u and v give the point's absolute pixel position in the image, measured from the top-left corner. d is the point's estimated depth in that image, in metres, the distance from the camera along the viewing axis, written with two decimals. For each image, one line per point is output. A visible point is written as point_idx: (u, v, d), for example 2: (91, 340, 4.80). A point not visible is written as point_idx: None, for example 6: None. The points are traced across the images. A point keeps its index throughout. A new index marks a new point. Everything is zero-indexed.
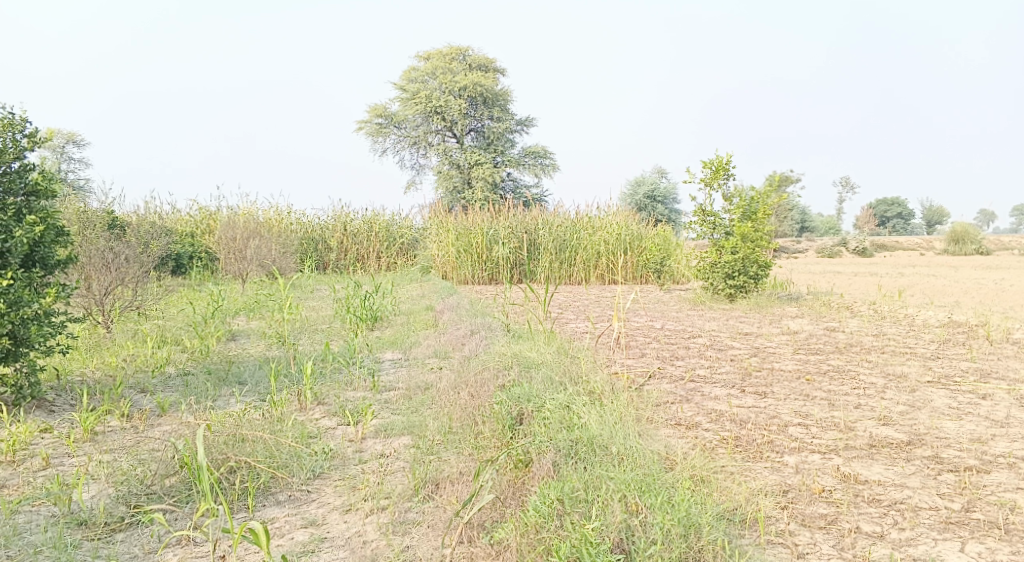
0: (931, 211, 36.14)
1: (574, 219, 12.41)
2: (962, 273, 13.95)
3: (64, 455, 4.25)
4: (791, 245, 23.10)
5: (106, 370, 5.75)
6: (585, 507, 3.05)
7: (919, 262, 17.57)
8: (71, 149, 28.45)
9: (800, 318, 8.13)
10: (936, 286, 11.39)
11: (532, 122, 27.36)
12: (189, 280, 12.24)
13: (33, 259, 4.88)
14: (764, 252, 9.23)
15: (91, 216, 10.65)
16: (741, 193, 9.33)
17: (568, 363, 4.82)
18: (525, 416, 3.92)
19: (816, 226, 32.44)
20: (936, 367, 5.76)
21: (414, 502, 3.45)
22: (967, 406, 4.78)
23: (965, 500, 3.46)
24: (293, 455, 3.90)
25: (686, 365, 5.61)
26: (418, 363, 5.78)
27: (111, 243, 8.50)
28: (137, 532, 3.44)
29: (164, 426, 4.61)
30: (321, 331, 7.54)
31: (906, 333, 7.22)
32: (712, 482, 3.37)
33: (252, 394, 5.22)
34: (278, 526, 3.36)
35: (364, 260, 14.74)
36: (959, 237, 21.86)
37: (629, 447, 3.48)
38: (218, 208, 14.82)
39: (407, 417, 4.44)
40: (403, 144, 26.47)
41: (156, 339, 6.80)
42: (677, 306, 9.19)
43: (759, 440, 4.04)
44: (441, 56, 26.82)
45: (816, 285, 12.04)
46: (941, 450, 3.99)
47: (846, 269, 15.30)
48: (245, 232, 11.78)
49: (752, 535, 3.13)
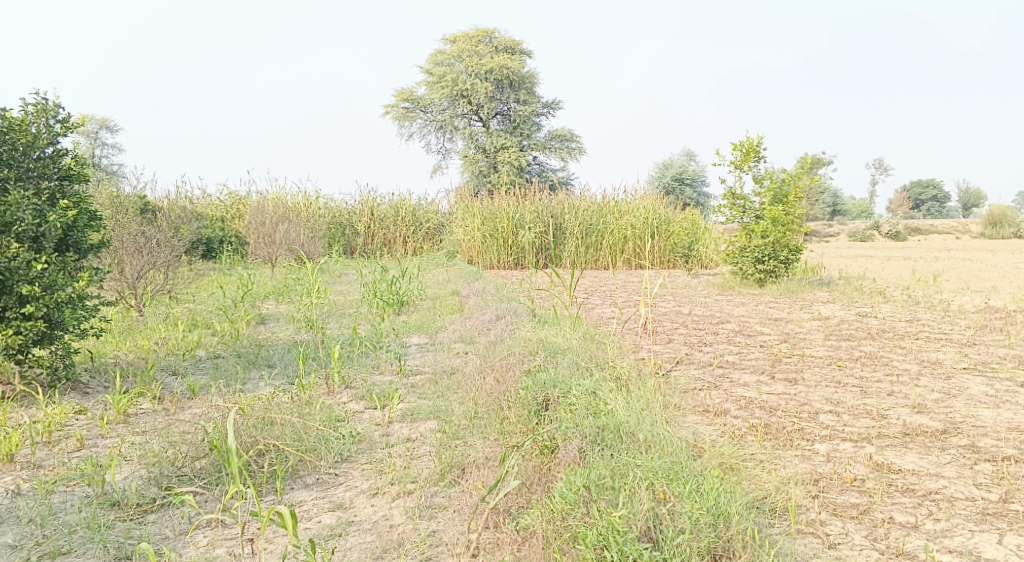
0: (967, 194, 35.43)
1: (601, 203, 12.34)
2: (1000, 256, 13.68)
3: (97, 436, 4.31)
4: (822, 229, 22.78)
5: (138, 352, 5.83)
6: (612, 494, 3.02)
7: (953, 246, 17.27)
8: (102, 134, 28.75)
9: (831, 303, 8.02)
10: (971, 271, 11.17)
11: (560, 105, 27.19)
12: (219, 264, 12.38)
13: (66, 243, 4.94)
14: (795, 236, 9.10)
15: (124, 201, 10.78)
16: (772, 175, 9.19)
17: (594, 348, 4.80)
18: (550, 402, 3.87)
19: (848, 209, 31.97)
20: (971, 354, 5.64)
21: (440, 486, 3.45)
22: (1004, 393, 4.68)
23: (1003, 491, 3.39)
24: (320, 438, 3.92)
25: (715, 351, 5.55)
26: (444, 347, 5.79)
27: (143, 227, 8.60)
28: (168, 513, 3.48)
29: (195, 408, 4.66)
30: (349, 315, 7.59)
31: (940, 319, 7.09)
32: (741, 471, 3.33)
33: (281, 378, 5.26)
34: (306, 510, 3.38)
35: (391, 245, 14.79)
36: (995, 221, 21.44)
37: (657, 434, 3.44)
38: (248, 193, 14.95)
39: (433, 401, 4.45)
40: (430, 128, 26.44)
41: (186, 322, 6.88)
42: (706, 291, 9.09)
43: (789, 428, 3.99)
44: (468, 39, 26.70)
45: (847, 269, 11.87)
46: (977, 439, 3.91)
47: (878, 254, 15.03)
48: (273, 216, 11.85)
49: (783, 524, 3.08)
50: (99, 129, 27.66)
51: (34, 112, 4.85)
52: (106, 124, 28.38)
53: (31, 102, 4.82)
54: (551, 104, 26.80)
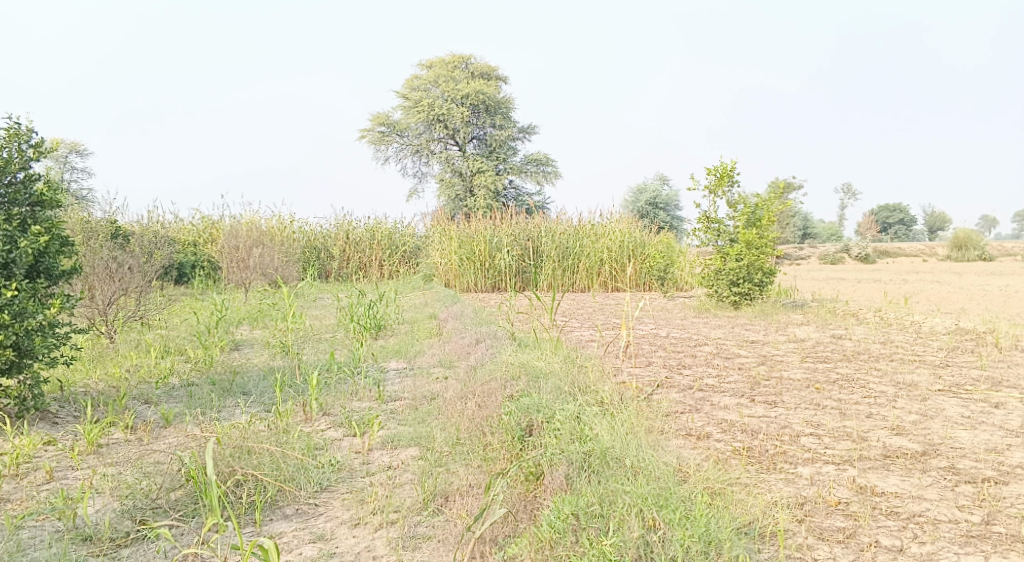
0: (933, 217, 36.07)
1: (577, 227, 12.38)
2: (967, 279, 13.89)
3: (68, 468, 4.20)
4: (793, 252, 23.05)
5: (110, 381, 5.71)
6: (601, 522, 3.00)
7: (921, 268, 17.55)
8: (72, 157, 28.34)
9: (806, 325, 8.08)
10: (941, 293, 11.33)
11: (534, 130, 27.34)
12: (191, 289, 12.22)
13: (38, 270, 4.84)
14: (769, 259, 9.18)
15: (95, 226, 10.64)
16: (745, 199, 9.29)
17: (575, 372, 4.78)
18: (535, 427, 3.85)
19: (818, 232, 32.40)
20: (945, 375, 5.70)
21: (423, 516, 3.40)
22: (980, 415, 4.73)
23: (985, 513, 3.40)
24: (299, 467, 3.84)
25: (694, 374, 5.55)
26: (423, 372, 5.74)
27: (115, 253, 8.47)
28: (142, 548, 3.39)
29: (169, 438, 4.56)
30: (326, 340, 7.50)
31: (913, 341, 7.17)
32: (727, 495, 3.32)
33: (257, 405, 5.17)
34: (286, 541, 3.31)
35: (366, 269, 14.71)
36: (961, 243, 21.83)
37: (642, 459, 3.43)
38: (221, 217, 14.81)
39: (414, 428, 4.40)
40: (405, 152, 26.45)
41: (159, 349, 6.76)
42: (682, 314, 9.13)
43: (772, 451, 3.98)
44: (443, 64, 26.85)
45: (820, 291, 12.00)
46: (957, 460, 3.93)
47: (849, 276, 15.22)
48: (247, 241, 11.73)
49: (770, 549, 3.07)
50: (69, 151, 27.34)
51: (6, 137, 4.77)
52: (76, 147, 28.00)
53: (3, 127, 4.74)
54: (525, 128, 26.96)
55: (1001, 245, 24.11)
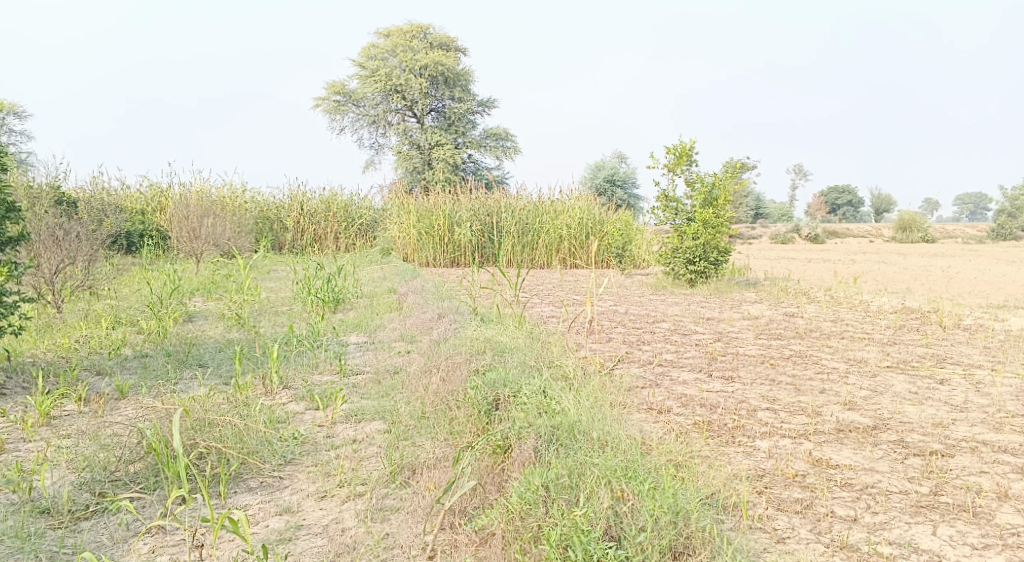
0: (880, 199, 36.88)
1: (536, 202, 12.39)
2: (912, 260, 14.29)
3: (20, 439, 4.11)
4: (746, 231, 23.41)
5: (59, 352, 5.58)
6: (570, 493, 3.06)
7: (868, 249, 18.01)
8: (9, 121, 27.12)
9: (759, 303, 8.26)
10: (887, 273, 11.66)
11: (493, 103, 27.21)
12: (140, 259, 11.94)
13: None
14: (725, 238, 9.31)
15: (39, 192, 10.28)
16: (703, 179, 9.37)
17: (539, 347, 4.81)
18: (501, 401, 3.88)
19: (769, 213, 32.99)
20: (892, 352, 5.88)
21: (391, 488, 3.41)
22: (926, 390, 4.89)
23: (934, 484, 3.54)
24: (262, 440, 3.82)
25: (653, 349, 5.64)
26: (384, 346, 5.73)
27: (61, 220, 8.22)
28: (103, 520, 3.34)
29: (125, 410, 4.49)
30: (283, 313, 7.42)
31: (863, 320, 7.35)
32: (690, 467, 3.40)
33: (215, 378, 5.11)
34: (252, 514, 3.29)
35: (321, 241, 14.54)
36: (906, 225, 22.44)
37: (609, 433, 3.48)
38: (170, 185, 14.45)
39: (377, 401, 4.39)
40: (362, 123, 26.06)
41: (110, 319, 6.60)
42: (640, 291, 9.23)
43: (731, 425, 4.08)
44: (401, 34, 26.49)
45: (772, 270, 12.21)
46: (906, 434, 4.07)
47: (800, 255, 15.52)
48: (199, 209, 11.45)
49: (733, 520, 3.17)
50: (5, 112, 26.51)
51: None
52: (14, 109, 26.90)
53: None
54: (485, 102, 26.80)
55: (943, 227, 24.80)
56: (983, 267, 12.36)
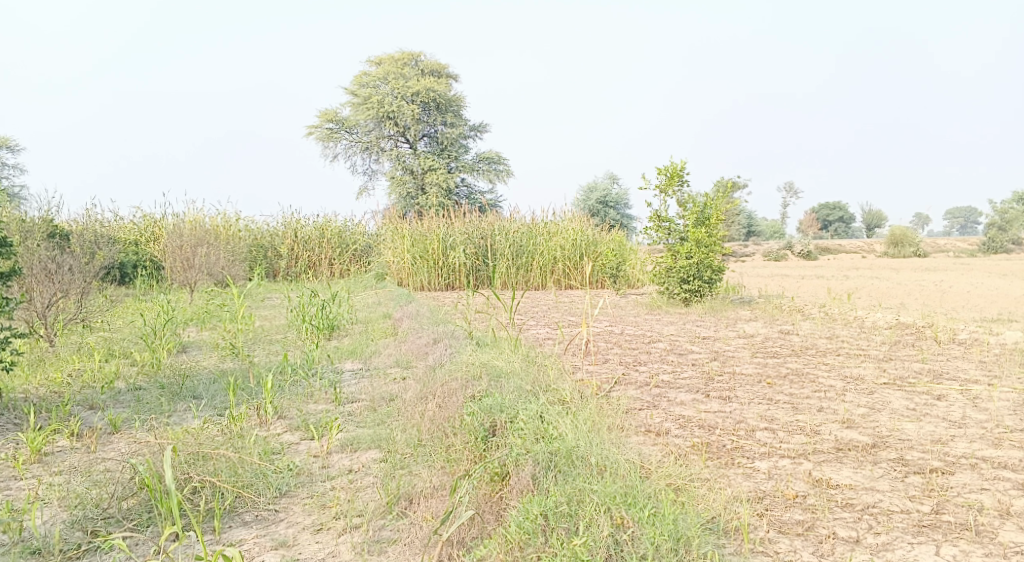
0: (871, 215, 37.05)
1: (529, 225, 12.40)
2: (905, 274, 14.31)
3: (11, 477, 4.06)
4: (739, 249, 23.46)
5: (52, 387, 5.53)
6: (569, 522, 3.03)
7: (861, 265, 18.04)
8: (1, 154, 27.08)
9: (754, 321, 8.25)
10: (881, 288, 11.69)
11: (484, 127, 27.35)
12: (134, 290, 11.90)
13: None
14: (718, 257, 9.32)
15: (31, 225, 10.24)
16: (694, 198, 9.40)
17: (535, 371, 4.78)
18: (497, 427, 3.85)
19: (762, 230, 33.11)
20: (889, 369, 5.86)
21: (388, 519, 3.38)
22: (924, 407, 4.88)
23: (935, 502, 3.51)
24: (257, 473, 3.78)
25: (649, 370, 5.62)
26: (380, 373, 5.69)
27: (54, 253, 8.19)
28: (95, 560, 3.30)
29: (118, 444, 4.44)
30: (277, 341, 7.38)
31: (858, 336, 7.35)
32: (689, 490, 3.38)
33: (209, 409, 5.06)
34: (247, 549, 3.25)
35: (316, 268, 14.52)
36: (897, 241, 22.54)
37: (607, 458, 3.45)
38: (163, 216, 14.43)
39: (373, 430, 4.35)
40: (354, 150, 26.12)
41: (103, 352, 6.56)
42: (634, 311, 9.22)
43: (729, 446, 4.05)
44: (391, 61, 26.66)
45: (767, 288, 12.21)
46: (905, 452, 4.05)
47: (794, 273, 15.53)
48: (192, 239, 11.42)
49: (734, 544, 3.14)
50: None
51: None
52: (7, 143, 26.89)
53: None
54: (476, 126, 26.93)
55: (935, 241, 24.88)
56: (976, 281, 12.39)
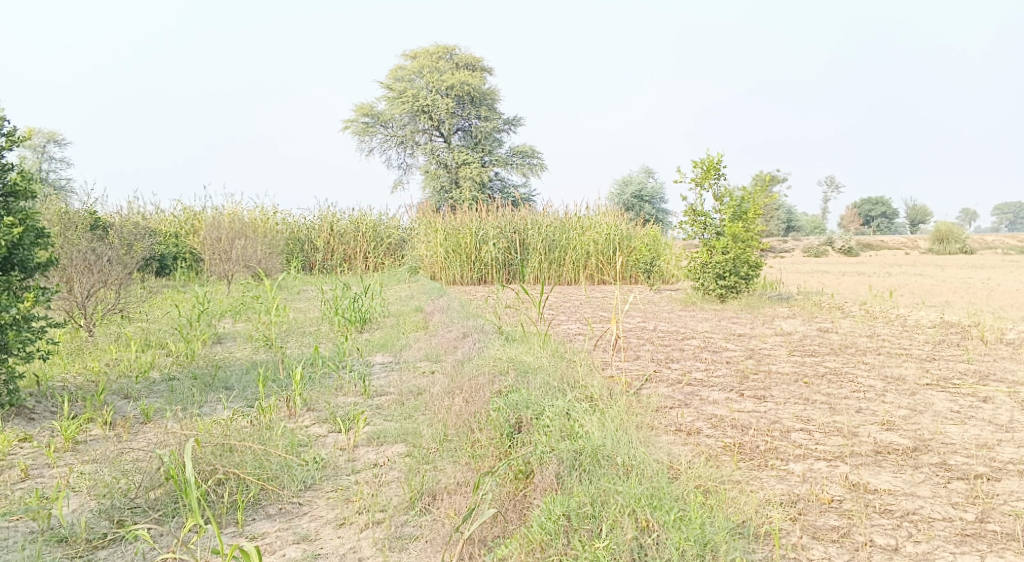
0: (915, 211, 36.25)
1: (563, 219, 12.30)
2: (950, 271, 13.93)
3: (44, 465, 4.09)
4: (778, 245, 23.09)
5: (88, 375, 5.59)
6: (592, 523, 2.96)
7: (904, 262, 17.63)
8: (50, 148, 27.66)
9: (792, 318, 8.07)
10: (925, 286, 11.38)
11: (520, 120, 27.27)
12: (173, 281, 12.06)
13: (11, 262, 4.66)
14: (755, 252, 9.13)
15: (73, 217, 10.42)
16: (731, 192, 9.23)
17: (564, 367, 4.70)
18: (523, 424, 3.79)
19: (802, 226, 32.58)
20: (932, 369, 5.68)
21: (410, 515, 3.33)
22: (968, 409, 4.71)
23: (979, 510, 3.37)
24: (282, 465, 3.76)
25: (682, 368, 5.50)
26: (409, 366, 5.66)
27: (93, 244, 8.31)
28: (120, 549, 3.30)
29: (149, 434, 4.46)
30: (309, 333, 7.40)
31: (900, 335, 7.14)
32: (720, 493, 3.28)
33: (239, 400, 5.07)
34: (269, 542, 3.23)
35: (351, 261, 14.59)
36: (943, 237, 21.99)
37: (634, 457, 3.37)
38: (202, 208, 14.61)
39: (400, 423, 4.31)
40: (390, 144, 26.23)
41: (138, 342, 6.63)
42: (669, 307, 9.08)
43: (763, 447, 3.93)
44: (427, 55, 26.69)
45: (806, 284, 11.97)
46: (948, 456, 3.89)
47: (834, 269, 15.22)
48: (230, 232, 11.53)
49: (765, 550, 3.03)
50: (46, 141, 27.21)
51: None
52: (55, 136, 27.48)
53: None
54: (512, 119, 26.86)
55: (983, 238, 24.22)
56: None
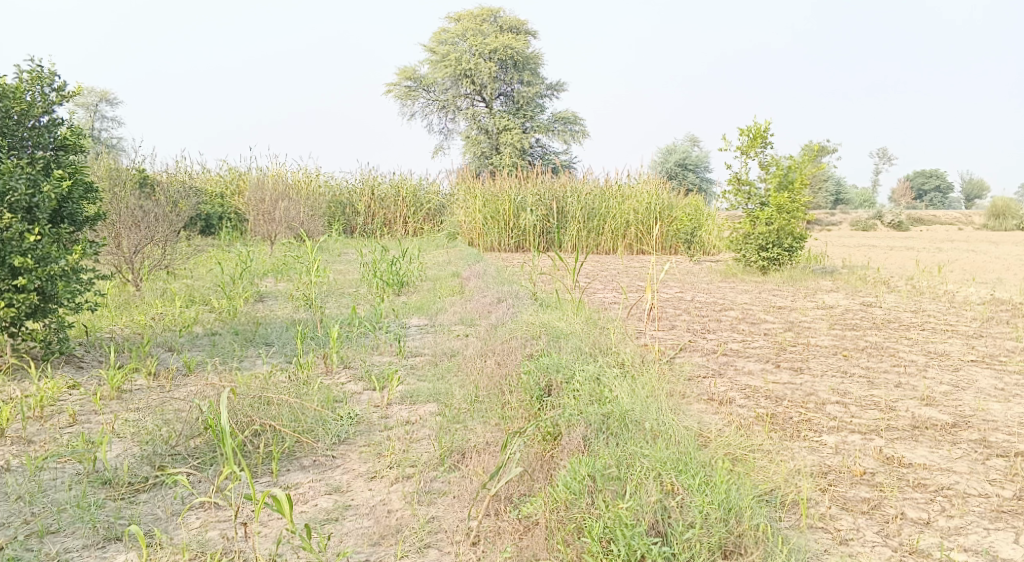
0: (970, 186, 35.24)
1: (603, 187, 12.21)
2: (1005, 248, 13.52)
3: (91, 412, 4.22)
4: (824, 217, 22.64)
5: (135, 328, 5.73)
6: (617, 485, 2.97)
7: (955, 237, 17.14)
8: (102, 108, 28.14)
9: (835, 292, 7.93)
10: (976, 262, 11.09)
11: (563, 87, 27.00)
12: (218, 240, 12.27)
13: (61, 216, 4.76)
14: (800, 224, 8.97)
15: (121, 174, 10.64)
16: (778, 161, 9.04)
17: (598, 334, 4.69)
18: (553, 387, 3.81)
19: (851, 198, 31.85)
20: (978, 346, 5.54)
21: (439, 472, 3.38)
22: (1014, 387, 4.59)
23: (1017, 488, 3.31)
24: (318, 419, 3.84)
25: (718, 338, 5.46)
26: (444, 329, 5.69)
27: (141, 201, 8.47)
28: (160, 493, 3.41)
29: (191, 386, 4.57)
30: (348, 294, 7.49)
31: (946, 311, 6.97)
32: (748, 462, 3.27)
33: (279, 355, 5.18)
34: (301, 492, 3.30)
35: (391, 225, 14.69)
36: (999, 213, 21.31)
37: (663, 423, 3.37)
38: (248, 169, 14.80)
39: (433, 384, 4.36)
40: (432, 108, 26.20)
41: (183, 298, 6.78)
42: (708, 278, 8.99)
43: (796, 418, 3.90)
44: (472, 18, 26.46)
45: (851, 259, 11.74)
46: (989, 433, 3.82)
47: (883, 244, 14.88)
48: (273, 194, 11.67)
49: (791, 518, 3.02)
50: (98, 102, 27.83)
51: (29, 81, 4.66)
52: (108, 97, 28.00)
53: (26, 70, 4.63)
54: (555, 86, 26.60)
55: None
56: None
